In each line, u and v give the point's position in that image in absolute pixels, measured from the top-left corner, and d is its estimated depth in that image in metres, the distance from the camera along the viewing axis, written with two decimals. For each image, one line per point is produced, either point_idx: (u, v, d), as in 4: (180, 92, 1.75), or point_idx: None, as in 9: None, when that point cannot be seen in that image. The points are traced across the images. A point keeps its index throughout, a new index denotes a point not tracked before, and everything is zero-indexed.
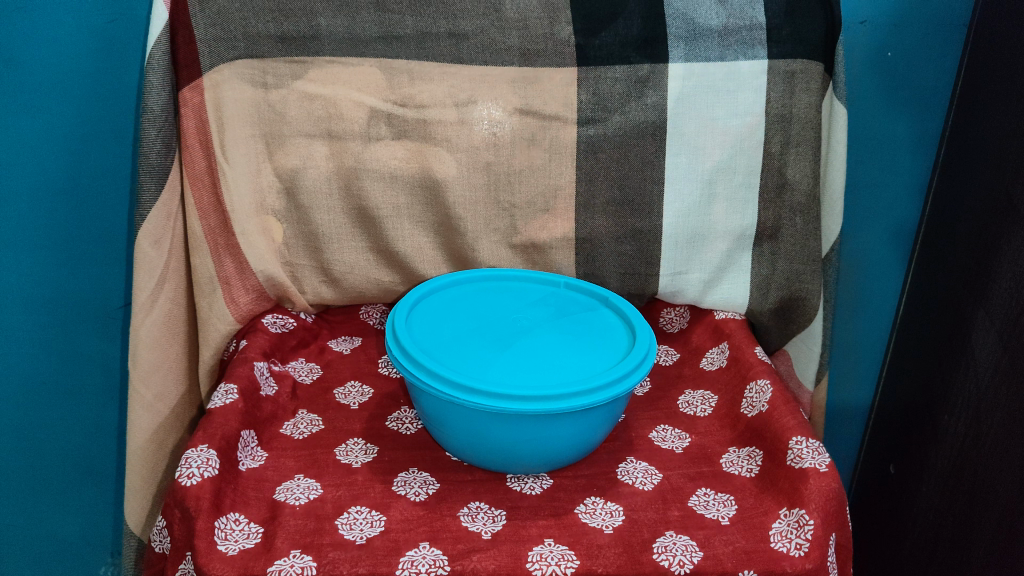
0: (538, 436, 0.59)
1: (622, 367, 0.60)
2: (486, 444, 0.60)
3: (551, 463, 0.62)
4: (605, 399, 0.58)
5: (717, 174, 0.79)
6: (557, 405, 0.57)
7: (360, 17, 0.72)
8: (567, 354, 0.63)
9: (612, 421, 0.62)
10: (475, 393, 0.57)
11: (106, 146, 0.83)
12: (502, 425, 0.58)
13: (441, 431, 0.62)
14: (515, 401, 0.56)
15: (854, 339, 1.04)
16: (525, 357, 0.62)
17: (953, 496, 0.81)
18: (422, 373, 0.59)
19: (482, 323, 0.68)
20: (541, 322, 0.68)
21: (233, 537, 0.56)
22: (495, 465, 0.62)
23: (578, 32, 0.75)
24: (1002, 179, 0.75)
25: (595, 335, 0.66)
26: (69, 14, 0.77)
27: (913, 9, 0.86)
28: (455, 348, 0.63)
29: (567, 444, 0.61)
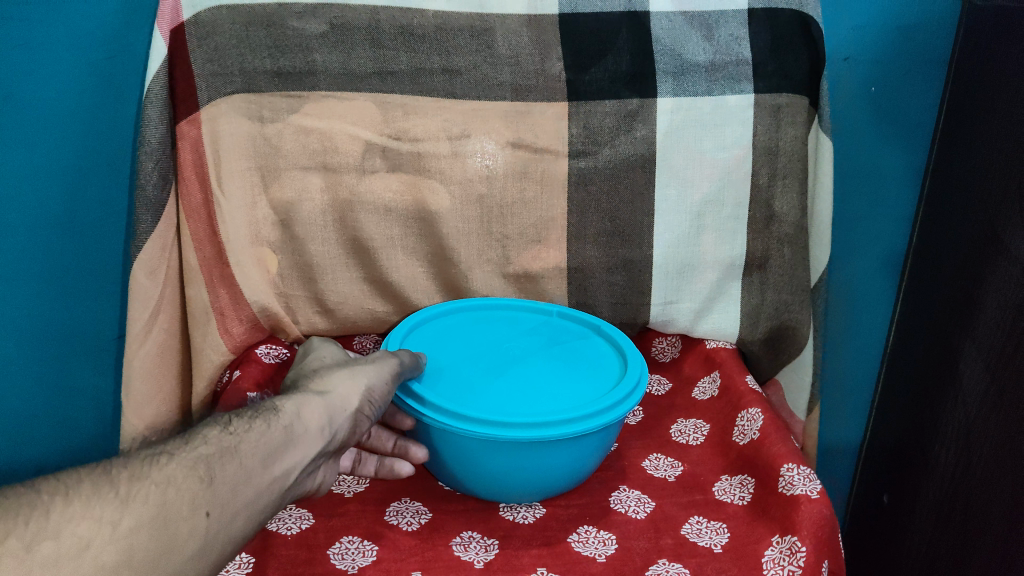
0: (532, 464, 0.59)
1: (615, 395, 0.60)
2: (481, 473, 0.60)
3: (544, 493, 0.62)
4: (599, 426, 0.58)
5: (705, 206, 0.80)
6: (551, 431, 0.57)
7: (355, 53, 0.74)
8: (560, 382, 0.63)
9: (606, 448, 0.63)
10: (470, 423, 0.57)
11: (103, 180, 0.86)
12: (496, 453, 0.58)
13: (437, 461, 0.62)
14: (508, 430, 0.56)
15: (845, 369, 1.05)
16: (518, 387, 0.63)
17: (945, 525, 0.81)
18: (416, 405, 0.60)
19: (476, 352, 0.68)
20: (534, 350, 0.69)
21: (225, 566, 0.55)
22: (490, 494, 0.62)
23: (568, 68, 0.77)
24: (987, 211, 0.76)
25: (587, 363, 0.67)
26: (70, 50, 0.80)
27: (893, 46, 0.88)
28: (450, 377, 0.64)
29: (561, 471, 0.61)
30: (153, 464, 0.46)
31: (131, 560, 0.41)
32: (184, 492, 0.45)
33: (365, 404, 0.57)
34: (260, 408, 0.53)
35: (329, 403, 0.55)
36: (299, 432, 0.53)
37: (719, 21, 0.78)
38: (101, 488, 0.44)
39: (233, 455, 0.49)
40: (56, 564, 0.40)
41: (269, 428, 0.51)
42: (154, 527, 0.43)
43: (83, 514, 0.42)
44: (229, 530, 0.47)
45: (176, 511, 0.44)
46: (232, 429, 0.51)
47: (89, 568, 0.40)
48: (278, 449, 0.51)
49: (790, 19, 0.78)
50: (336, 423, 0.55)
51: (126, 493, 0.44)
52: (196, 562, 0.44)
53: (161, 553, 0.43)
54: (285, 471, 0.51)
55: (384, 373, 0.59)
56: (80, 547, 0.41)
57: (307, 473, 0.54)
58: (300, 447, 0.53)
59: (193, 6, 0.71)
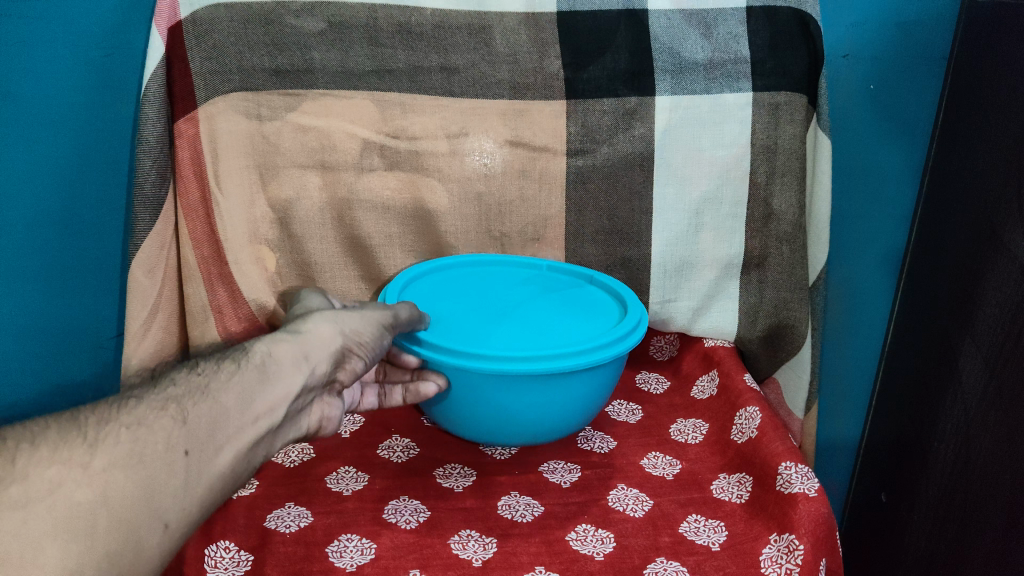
0: (540, 399, 0.62)
1: (619, 330, 0.64)
2: (490, 411, 0.63)
3: (552, 431, 0.65)
4: (607, 357, 0.62)
5: (704, 204, 0.80)
6: (565, 363, 0.60)
7: (353, 51, 0.74)
8: (563, 326, 0.67)
9: (609, 385, 0.66)
10: (480, 360, 0.60)
11: (101, 177, 0.85)
12: (511, 388, 0.61)
13: (447, 404, 0.64)
14: (519, 364, 0.59)
15: (843, 366, 1.05)
16: (521, 334, 0.66)
17: (943, 523, 0.81)
18: (425, 350, 0.62)
19: (473, 304, 0.71)
20: (529, 301, 0.72)
21: (224, 565, 0.56)
22: (498, 434, 0.65)
23: (567, 66, 0.77)
24: (985, 209, 0.77)
25: (584, 311, 0.70)
26: (67, 47, 0.79)
27: (893, 44, 0.88)
28: (455, 328, 0.66)
29: (569, 406, 0.64)
30: (122, 409, 0.47)
31: (105, 498, 0.43)
32: (156, 432, 0.46)
33: (353, 346, 0.58)
34: (233, 352, 0.54)
35: (304, 344, 0.56)
36: (274, 370, 0.53)
37: (718, 19, 0.78)
38: (69, 434, 0.45)
39: (204, 396, 0.50)
40: (28, 503, 0.41)
41: (240, 369, 0.52)
42: (126, 466, 0.44)
43: (52, 459, 0.43)
44: (210, 468, 0.47)
45: (151, 450, 0.45)
46: (201, 372, 0.52)
47: (63, 507, 0.42)
48: (254, 387, 0.52)
49: (789, 17, 0.78)
50: (321, 364, 0.56)
51: (95, 437, 0.45)
52: (180, 499, 0.45)
53: (140, 490, 0.44)
54: (267, 408, 0.52)
55: (370, 321, 0.59)
56: (52, 487, 0.42)
57: (294, 413, 0.54)
58: (279, 384, 0.53)
59: (191, 4, 0.71)
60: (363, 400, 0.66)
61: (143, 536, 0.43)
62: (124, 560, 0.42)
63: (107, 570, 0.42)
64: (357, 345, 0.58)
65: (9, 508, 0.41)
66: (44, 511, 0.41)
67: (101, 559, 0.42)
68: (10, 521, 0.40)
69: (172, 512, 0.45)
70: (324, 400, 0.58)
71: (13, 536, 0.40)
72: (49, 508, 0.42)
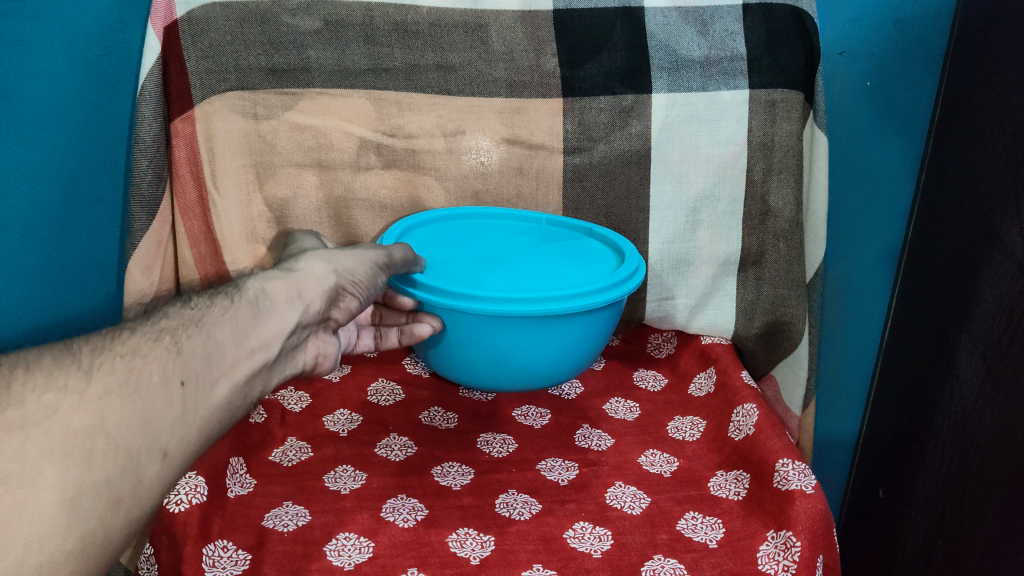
0: (532, 339, 0.66)
1: (615, 275, 0.66)
2: (485, 350, 0.67)
3: (548, 371, 0.69)
4: (603, 301, 0.65)
5: (701, 202, 0.80)
6: (562, 305, 0.63)
7: (349, 50, 0.74)
8: (561, 271, 0.69)
9: (604, 328, 0.69)
10: (476, 301, 0.63)
11: (99, 178, 0.81)
12: (510, 328, 0.64)
13: (449, 343, 0.68)
14: (513, 304, 0.62)
15: (841, 362, 1.05)
16: (518, 276, 0.68)
17: (941, 520, 0.81)
18: (427, 293, 0.65)
19: (475, 248, 0.74)
20: (530, 245, 0.74)
21: (222, 564, 0.56)
22: (492, 372, 0.69)
23: (563, 64, 0.77)
24: (981, 206, 0.77)
25: (582, 254, 0.73)
26: (59, 46, 0.74)
27: (890, 41, 0.88)
28: (457, 271, 0.69)
29: (566, 347, 0.67)
30: (117, 339, 0.51)
31: (100, 424, 0.47)
32: (151, 362, 0.50)
33: (347, 285, 0.61)
34: (229, 288, 0.58)
35: (297, 282, 0.59)
36: (267, 308, 0.57)
37: (715, 16, 0.77)
38: (65, 361, 0.49)
39: (198, 330, 0.54)
40: (27, 426, 0.45)
41: (234, 304, 0.56)
42: (121, 394, 0.48)
43: (48, 384, 0.47)
44: (204, 399, 0.52)
45: (146, 380, 0.49)
46: (196, 306, 0.56)
47: (59, 430, 0.46)
48: (247, 324, 0.55)
49: (785, 14, 0.77)
50: (313, 301, 0.59)
51: (89, 365, 0.49)
52: (176, 428, 0.50)
53: (136, 418, 0.48)
54: (259, 344, 0.56)
55: (363, 261, 0.62)
56: (48, 411, 0.46)
57: (288, 349, 0.59)
58: (271, 320, 0.57)
59: (187, 3, 0.71)
60: (359, 340, 0.71)
61: (141, 463, 0.48)
62: (123, 486, 0.47)
63: (105, 495, 0.46)
64: (349, 284, 0.61)
65: (9, 431, 0.44)
66: (43, 433, 0.45)
67: (100, 483, 0.46)
68: (10, 444, 0.44)
69: (168, 441, 0.49)
70: (319, 337, 0.62)
71: (14, 459, 0.44)
72: (47, 431, 0.45)
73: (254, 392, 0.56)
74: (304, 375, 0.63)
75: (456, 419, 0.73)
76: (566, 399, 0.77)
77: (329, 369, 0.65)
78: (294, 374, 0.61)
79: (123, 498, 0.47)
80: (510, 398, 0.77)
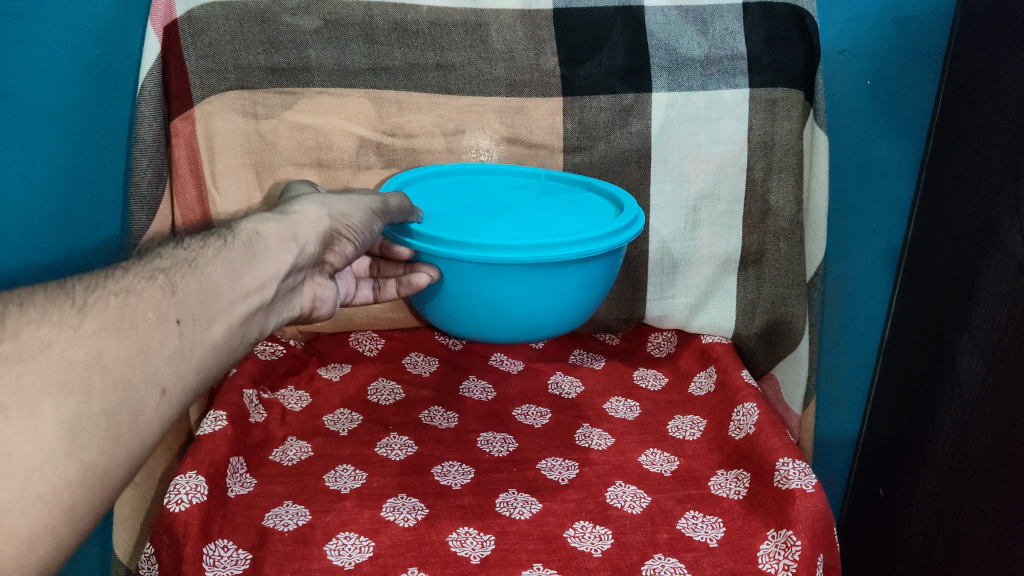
0: (531, 289, 0.63)
1: (616, 223, 0.63)
2: (483, 302, 0.64)
3: (548, 323, 0.66)
4: (603, 248, 0.62)
5: (701, 201, 0.81)
6: (561, 252, 0.60)
7: (349, 49, 0.74)
8: (559, 220, 0.66)
9: (604, 278, 0.66)
10: (474, 250, 0.60)
11: (97, 178, 0.77)
12: (507, 276, 0.62)
13: (445, 296, 0.65)
14: (512, 253, 0.59)
15: (841, 361, 1.05)
16: (516, 226, 0.65)
17: (942, 519, 0.81)
18: (420, 241, 0.62)
19: (469, 200, 0.71)
20: (526, 197, 0.71)
21: (222, 563, 0.56)
22: (490, 326, 0.66)
23: (563, 63, 0.76)
24: (982, 205, 0.77)
25: (580, 206, 0.70)
26: (60, 46, 0.70)
27: (890, 39, 0.88)
28: (451, 222, 0.66)
29: (565, 297, 0.64)
30: (106, 277, 0.45)
31: (99, 359, 0.41)
32: (147, 299, 0.44)
33: (344, 228, 0.56)
34: (218, 229, 0.52)
35: (292, 224, 0.54)
36: (262, 247, 0.51)
37: (714, 15, 0.77)
38: (54, 297, 0.42)
39: (192, 269, 0.48)
40: (21, 359, 0.39)
41: (227, 245, 0.50)
42: (117, 329, 0.42)
43: (41, 319, 0.41)
44: (204, 339, 0.46)
45: (142, 317, 0.43)
46: (185, 246, 0.50)
47: (56, 365, 0.40)
48: (241, 262, 0.50)
49: (786, 14, 0.77)
50: (309, 243, 0.54)
51: (83, 301, 0.42)
52: (175, 366, 0.44)
53: (135, 354, 0.42)
54: (256, 284, 0.50)
55: (361, 205, 0.58)
56: (42, 345, 0.40)
57: (285, 292, 0.53)
58: (267, 261, 0.51)
59: (186, 2, 0.70)
60: (357, 293, 0.67)
61: (141, 399, 0.42)
62: (123, 421, 0.41)
63: (105, 430, 0.40)
64: (347, 228, 0.57)
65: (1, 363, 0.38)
66: (38, 367, 0.39)
67: (99, 418, 0.40)
68: (4, 376, 0.38)
69: (168, 377, 0.44)
70: (314, 281, 0.57)
71: (8, 391, 0.38)
72: (43, 365, 0.39)
73: (252, 335, 0.50)
74: (298, 321, 0.58)
75: (457, 419, 0.73)
76: (565, 399, 0.77)
77: (324, 316, 0.61)
78: (290, 320, 0.56)
79: (123, 433, 0.41)
80: (509, 398, 0.77)
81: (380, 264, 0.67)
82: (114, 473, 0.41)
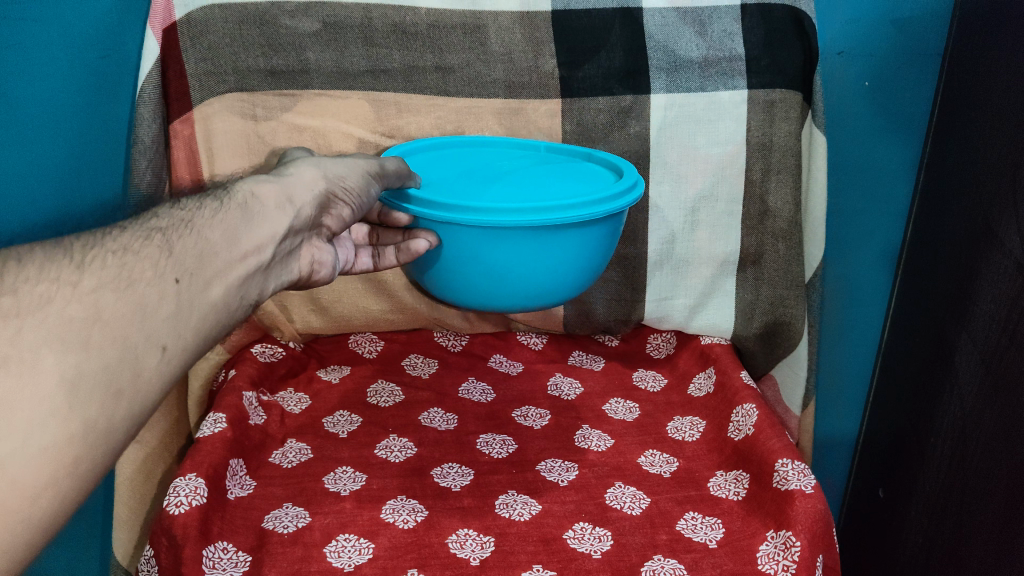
0: (530, 255, 0.61)
1: (617, 187, 0.61)
2: (482, 270, 0.62)
3: (548, 294, 0.64)
4: (603, 211, 0.60)
5: (700, 202, 0.81)
6: (560, 215, 0.58)
7: (348, 51, 0.74)
8: (559, 187, 0.65)
9: (606, 245, 0.64)
10: (473, 212, 0.58)
11: (96, 175, 0.77)
12: (505, 241, 0.60)
13: (443, 266, 0.63)
14: (513, 215, 0.57)
15: (841, 362, 1.05)
16: (515, 192, 0.64)
17: (941, 519, 0.81)
18: (416, 206, 0.61)
19: (468, 171, 0.69)
20: (526, 167, 0.69)
21: (222, 565, 0.56)
22: (490, 295, 0.64)
23: (561, 65, 0.76)
24: (981, 205, 0.77)
25: (580, 175, 0.68)
26: (61, 44, 0.70)
27: (888, 41, 0.88)
28: (449, 189, 0.65)
29: (565, 264, 0.62)
30: (106, 237, 0.46)
31: (98, 315, 0.42)
32: (145, 259, 0.45)
33: (338, 191, 0.56)
34: (217, 192, 0.53)
35: (288, 188, 0.54)
36: (257, 210, 0.52)
37: (713, 16, 0.77)
38: (55, 256, 0.44)
39: (189, 230, 0.49)
40: (21, 313, 0.40)
41: (224, 207, 0.51)
42: (115, 287, 0.43)
43: (40, 276, 0.42)
44: (202, 299, 0.47)
45: (140, 276, 0.44)
46: (185, 207, 0.51)
47: (54, 320, 0.40)
48: (238, 225, 0.51)
49: (784, 15, 0.76)
50: (305, 206, 0.54)
51: (81, 260, 0.44)
52: (173, 324, 0.45)
53: (133, 311, 0.43)
54: (254, 246, 0.51)
55: (356, 169, 0.57)
56: (42, 301, 0.41)
57: (282, 255, 0.54)
58: (263, 223, 0.52)
59: (184, 5, 0.70)
60: (356, 261, 0.66)
61: (140, 356, 0.43)
62: (123, 377, 0.42)
63: (106, 385, 0.41)
64: (342, 191, 0.56)
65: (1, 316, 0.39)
66: (38, 320, 0.40)
67: (99, 374, 0.41)
68: (5, 329, 0.39)
69: (167, 335, 0.45)
70: (313, 244, 0.58)
71: (10, 343, 0.39)
72: (43, 319, 0.40)
73: (252, 296, 0.52)
74: (299, 284, 0.59)
75: (456, 421, 0.73)
76: (564, 400, 0.77)
77: (324, 280, 0.61)
78: (289, 283, 0.57)
79: (124, 389, 0.42)
80: (508, 400, 0.77)
81: (378, 231, 0.67)
82: (110, 441, 0.42)
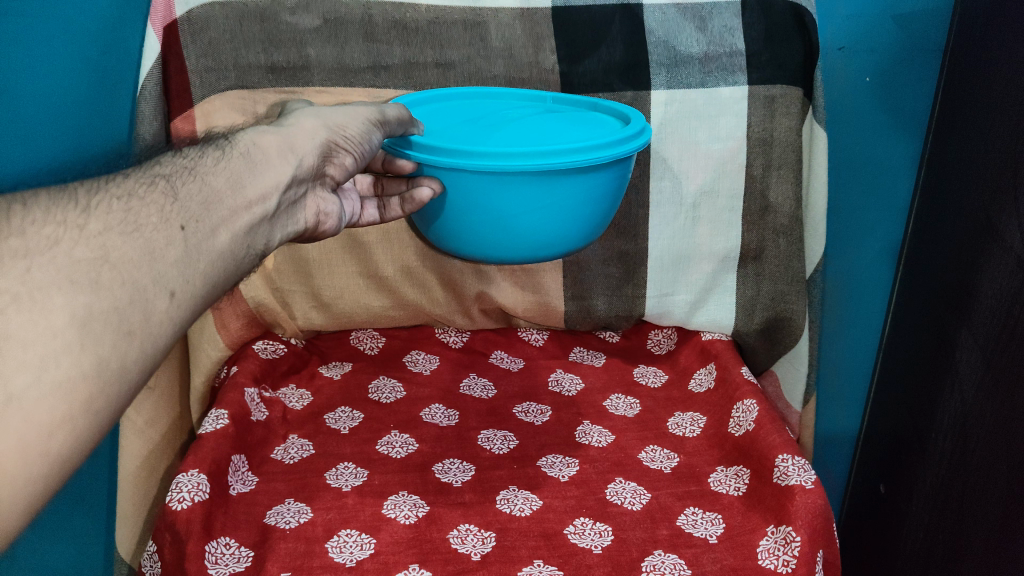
0: (535, 203, 0.59)
1: (623, 132, 0.60)
2: (489, 217, 0.61)
3: (553, 245, 0.63)
4: (609, 157, 0.58)
5: (701, 198, 0.81)
6: (564, 160, 0.56)
7: (348, 48, 0.74)
8: (565, 134, 0.63)
9: (611, 194, 0.63)
10: (477, 157, 0.56)
11: (100, 133, 0.82)
12: (509, 188, 0.58)
13: (447, 217, 0.62)
14: (516, 159, 0.56)
15: (842, 352, 1.05)
16: (521, 138, 0.62)
17: (942, 512, 0.81)
18: (418, 152, 0.59)
19: (473, 117, 0.67)
20: (531, 114, 0.68)
21: (224, 560, 0.56)
22: (495, 247, 0.63)
23: (562, 60, 0.76)
24: (982, 199, 0.77)
25: (587, 122, 0.66)
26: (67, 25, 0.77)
27: (890, 35, 0.88)
28: (453, 136, 0.63)
29: (569, 213, 0.61)
30: (110, 183, 0.47)
31: (105, 257, 0.42)
32: (150, 205, 0.46)
33: (339, 140, 0.56)
34: (218, 143, 0.53)
35: (289, 137, 0.54)
36: (260, 158, 0.52)
37: (713, 12, 0.77)
38: (60, 199, 0.44)
39: (193, 177, 0.49)
40: (29, 254, 0.40)
41: (226, 156, 0.52)
42: (122, 230, 0.44)
43: (46, 219, 0.42)
44: (210, 246, 0.47)
45: (146, 221, 0.45)
46: (186, 156, 0.51)
47: (62, 260, 0.41)
48: (242, 174, 0.51)
49: (785, 9, 0.76)
50: (307, 155, 0.54)
51: (86, 204, 0.44)
52: (182, 269, 0.45)
53: (142, 254, 0.43)
54: (260, 195, 0.51)
55: (358, 116, 0.56)
56: (49, 242, 0.41)
57: (287, 205, 0.54)
58: (267, 172, 0.52)
59: (185, 1, 0.71)
60: (363, 213, 0.66)
61: (150, 299, 0.43)
62: (133, 318, 0.42)
63: (117, 325, 0.41)
64: (344, 140, 0.56)
65: (10, 256, 0.40)
66: (47, 262, 0.40)
67: (110, 314, 0.41)
68: (14, 268, 0.39)
69: (176, 281, 0.45)
70: (317, 195, 0.57)
71: (18, 282, 0.39)
72: (52, 258, 0.41)
73: (258, 247, 0.52)
74: (305, 236, 0.59)
75: (457, 417, 0.74)
76: (565, 396, 0.77)
77: (330, 232, 0.61)
78: (295, 235, 0.57)
79: (135, 330, 0.42)
80: (510, 395, 0.77)
81: (382, 182, 0.66)
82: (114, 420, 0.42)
